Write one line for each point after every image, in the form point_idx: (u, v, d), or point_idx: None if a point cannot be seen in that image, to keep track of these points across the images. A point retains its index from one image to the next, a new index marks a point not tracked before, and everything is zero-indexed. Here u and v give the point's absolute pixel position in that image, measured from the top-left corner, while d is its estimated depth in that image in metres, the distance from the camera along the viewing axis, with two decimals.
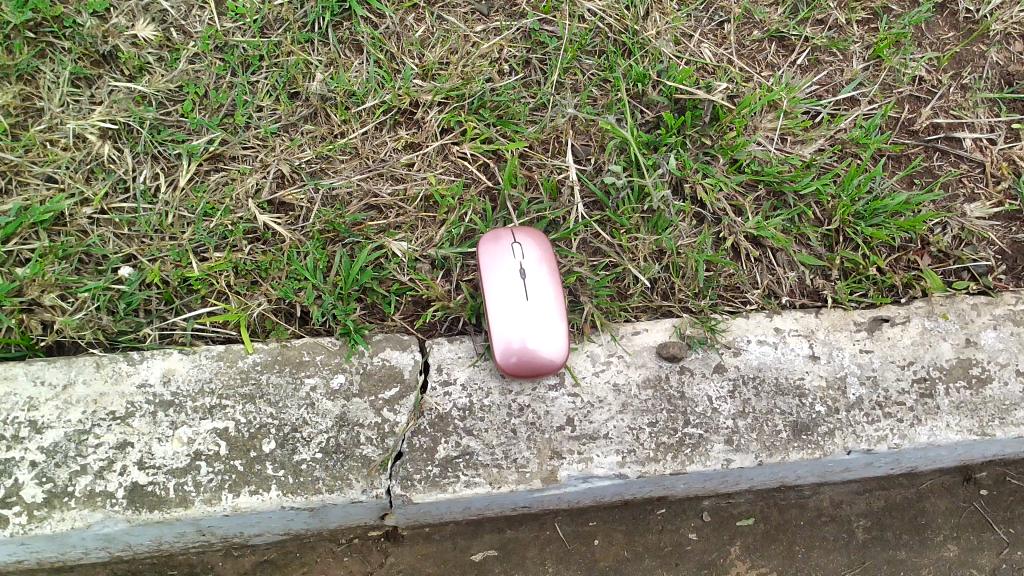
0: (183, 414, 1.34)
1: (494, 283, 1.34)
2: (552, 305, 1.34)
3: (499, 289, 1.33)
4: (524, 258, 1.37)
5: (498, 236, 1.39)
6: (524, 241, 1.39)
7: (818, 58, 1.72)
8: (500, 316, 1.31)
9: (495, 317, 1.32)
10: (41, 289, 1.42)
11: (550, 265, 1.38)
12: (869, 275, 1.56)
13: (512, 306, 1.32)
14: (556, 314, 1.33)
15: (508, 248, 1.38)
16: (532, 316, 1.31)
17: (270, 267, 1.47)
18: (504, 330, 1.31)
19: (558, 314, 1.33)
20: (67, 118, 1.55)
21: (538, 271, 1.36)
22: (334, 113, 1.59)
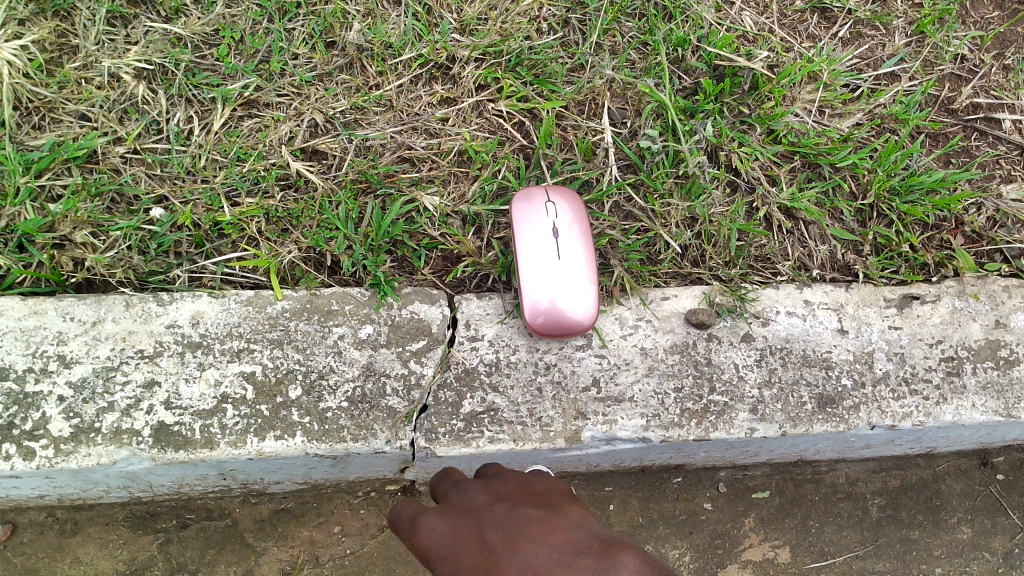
0: (211, 356, 1.35)
1: (525, 238, 1.33)
2: (584, 266, 1.33)
3: (531, 246, 1.32)
4: (558, 216, 1.36)
5: (532, 194, 1.38)
6: (558, 199, 1.38)
7: (860, 32, 1.69)
8: (530, 272, 1.31)
9: (524, 273, 1.31)
10: (74, 225, 1.42)
11: (582, 225, 1.37)
12: (902, 252, 1.54)
13: (544, 265, 1.31)
14: (585, 274, 1.33)
15: (541, 203, 1.37)
16: (561, 275, 1.31)
17: (303, 215, 1.47)
18: (532, 287, 1.30)
19: (587, 274, 1.33)
20: (102, 56, 1.54)
21: (571, 229, 1.36)
22: (371, 64, 1.57)
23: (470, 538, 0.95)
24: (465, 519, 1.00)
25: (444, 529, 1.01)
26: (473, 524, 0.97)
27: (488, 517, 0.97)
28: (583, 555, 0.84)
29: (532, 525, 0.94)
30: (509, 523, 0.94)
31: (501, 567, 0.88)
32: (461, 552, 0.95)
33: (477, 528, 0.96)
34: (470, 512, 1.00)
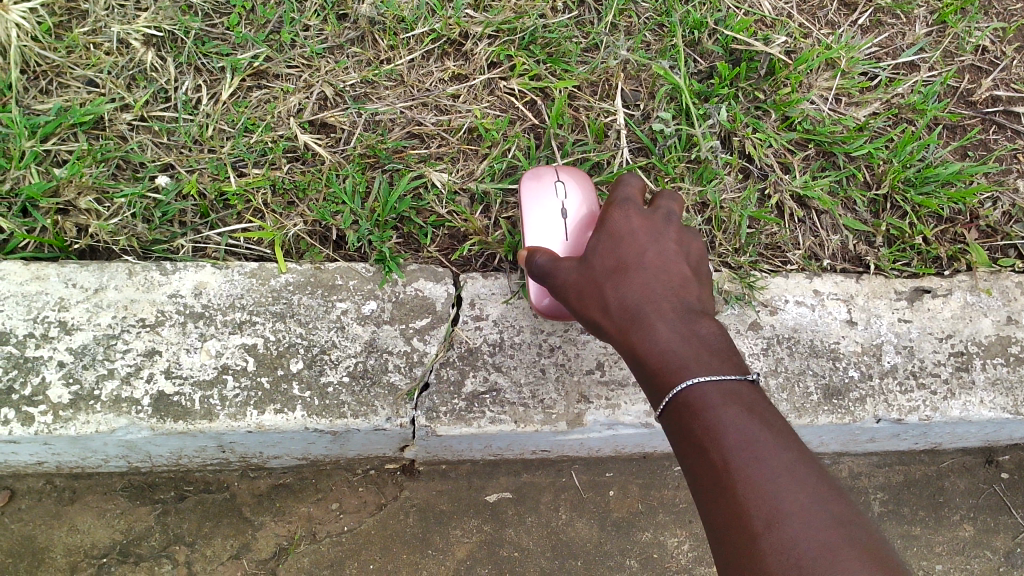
0: (212, 327, 1.33)
1: (533, 219, 1.32)
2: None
3: (540, 229, 1.31)
4: (568, 196, 1.34)
5: (541, 174, 1.36)
6: (569, 178, 1.36)
7: (880, 20, 1.65)
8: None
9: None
10: (78, 191, 1.40)
11: (593, 205, 1.35)
12: (914, 244, 1.52)
13: (553, 247, 1.29)
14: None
15: (551, 183, 1.35)
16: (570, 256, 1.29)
17: (309, 187, 1.45)
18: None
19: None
20: (112, 21, 1.51)
21: (582, 209, 1.34)
22: (382, 38, 1.55)
23: (635, 244, 1.11)
24: (646, 227, 1.13)
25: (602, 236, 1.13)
26: (649, 230, 1.13)
27: (661, 231, 1.13)
28: (693, 312, 1.03)
29: (682, 270, 1.10)
30: (667, 257, 1.10)
31: (630, 269, 1.08)
32: (603, 248, 1.12)
33: (638, 245, 1.10)
34: (648, 216, 1.15)
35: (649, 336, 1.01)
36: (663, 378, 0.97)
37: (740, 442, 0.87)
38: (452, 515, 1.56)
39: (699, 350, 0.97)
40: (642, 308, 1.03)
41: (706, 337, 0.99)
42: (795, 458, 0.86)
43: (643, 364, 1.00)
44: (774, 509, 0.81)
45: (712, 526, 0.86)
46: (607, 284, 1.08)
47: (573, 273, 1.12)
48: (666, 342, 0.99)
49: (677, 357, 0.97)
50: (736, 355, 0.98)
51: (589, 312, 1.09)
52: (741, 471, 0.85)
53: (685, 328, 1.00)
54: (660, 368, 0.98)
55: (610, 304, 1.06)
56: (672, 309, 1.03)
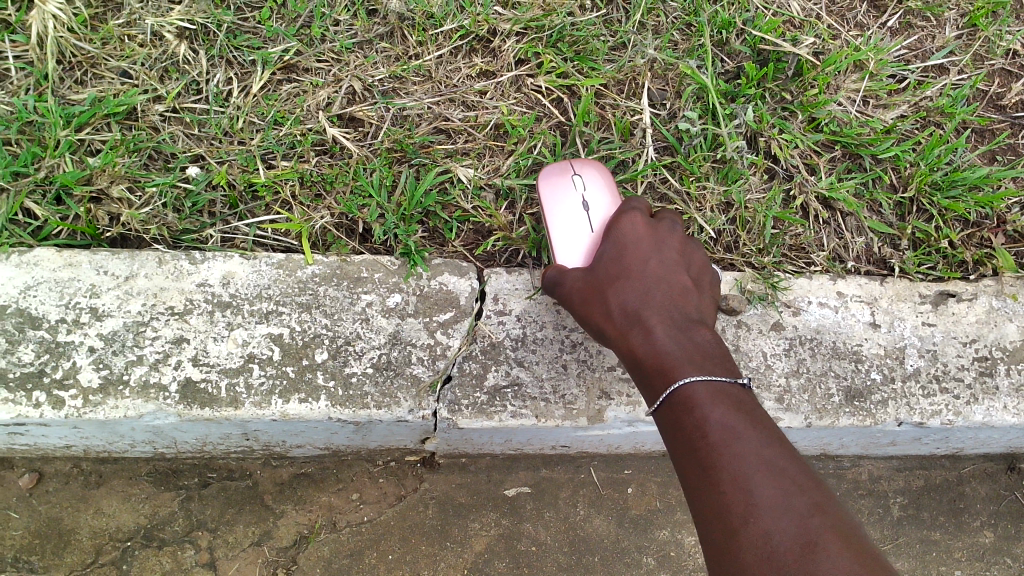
0: (239, 316, 1.35)
1: (555, 213, 1.32)
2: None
3: (562, 221, 1.32)
4: (586, 187, 1.35)
5: (560, 167, 1.37)
6: (585, 169, 1.37)
7: (909, 22, 1.64)
8: (565, 248, 1.29)
9: (558, 249, 1.30)
10: (111, 180, 1.43)
11: (613, 194, 1.36)
12: (940, 248, 1.52)
13: (577, 239, 1.30)
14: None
15: (567, 176, 1.36)
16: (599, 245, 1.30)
17: (336, 181, 1.47)
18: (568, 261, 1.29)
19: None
20: (146, 14, 1.53)
21: (602, 198, 1.35)
22: (411, 34, 1.56)
23: (638, 255, 1.21)
24: (650, 238, 1.24)
25: (607, 247, 1.24)
26: (651, 241, 1.23)
27: (663, 246, 1.23)
28: (689, 321, 1.12)
29: (683, 281, 1.20)
30: (668, 268, 1.20)
31: (633, 278, 1.19)
32: (610, 258, 1.22)
33: (640, 254, 1.21)
34: (653, 231, 1.25)
35: (648, 340, 1.10)
36: (657, 379, 1.05)
37: (725, 434, 0.94)
38: (472, 508, 1.57)
39: (694, 354, 1.06)
40: (642, 313, 1.13)
41: (701, 344, 1.08)
42: (775, 450, 0.92)
43: (640, 365, 1.09)
44: (750, 495, 0.87)
45: (697, 511, 0.92)
46: (612, 290, 1.18)
47: (581, 282, 1.22)
48: (662, 345, 1.08)
49: (673, 358, 1.05)
50: (727, 358, 1.07)
51: (592, 317, 1.18)
52: (723, 458, 0.92)
53: (681, 334, 1.10)
54: (656, 368, 1.06)
55: (613, 308, 1.16)
56: (670, 317, 1.12)
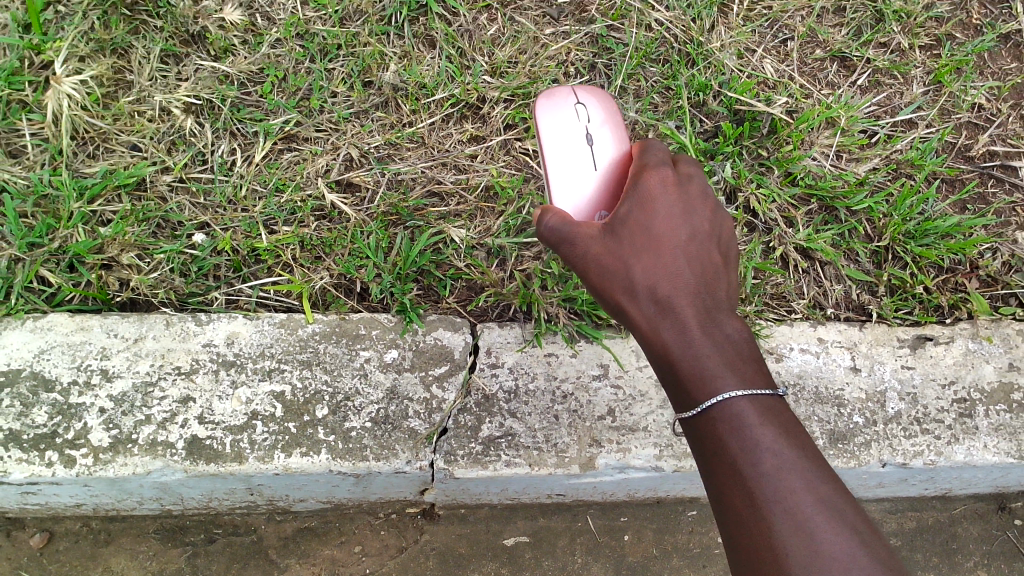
0: (243, 375, 1.41)
1: (555, 147, 1.26)
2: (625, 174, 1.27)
3: (561, 155, 1.26)
4: (589, 120, 1.29)
5: (558, 99, 1.32)
6: (588, 101, 1.32)
7: (878, 80, 1.72)
8: (564, 181, 1.24)
9: (555, 182, 1.24)
10: (121, 248, 1.50)
11: (615, 126, 1.30)
12: (916, 294, 1.58)
13: (577, 173, 1.24)
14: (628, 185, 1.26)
15: (568, 107, 1.31)
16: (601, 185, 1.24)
17: (335, 243, 1.54)
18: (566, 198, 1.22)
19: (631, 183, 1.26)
20: (155, 91, 1.62)
21: (606, 132, 1.29)
22: (405, 103, 1.64)
23: (670, 225, 1.12)
24: (680, 205, 1.15)
25: (634, 210, 1.14)
26: (683, 209, 1.15)
27: (694, 212, 1.15)
28: (723, 312, 1.08)
29: (713, 258, 1.13)
30: (698, 242, 1.13)
31: (666, 253, 1.10)
32: (635, 224, 1.13)
33: (671, 223, 1.12)
34: (681, 195, 1.16)
35: (685, 338, 1.04)
36: (696, 384, 1.02)
37: (776, 466, 0.94)
38: (472, 558, 1.61)
39: (734, 361, 1.03)
40: (677, 303, 1.06)
41: (738, 345, 1.05)
42: (827, 485, 0.93)
43: (673, 362, 1.04)
44: (811, 541, 0.88)
45: (737, 538, 0.93)
46: (639, 267, 1.09)
47: (601, 252, 1.12)
48: (702, 348, 1.03)
49: (716, 366, 1.02)
50: (759, 360, 1.05)
51: (615, 295, 1.10)
52: (774, 493, 0.92)
53: (715, 330, 1.05)
54: (695, 373, 1.02)
55: (643, 292, 1.08)
56: (706, 307, 1.07)
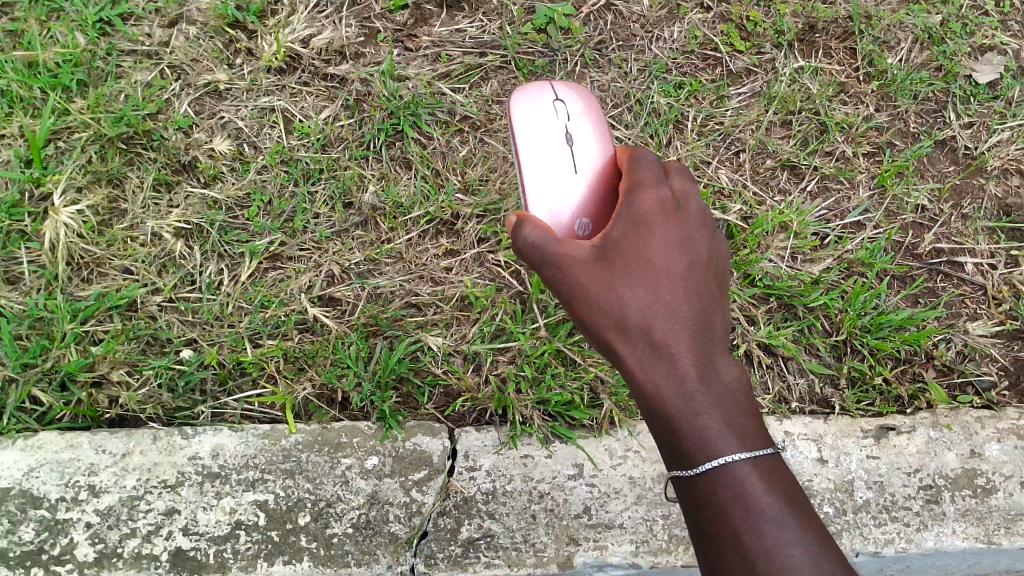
0: (228, 485, 1.46)
1: (532, 145, 1.30)
2: (602, 172, 1.29)
3: (542, 155, 1.29)
4: (568, 118, 1.33)
5: (538, 99, 1.35)
6: (569, 99, 1.36)
7: (826, 186, 1.82)
8: (545, 179, 1.26)
9: (530, 181, 1.27)
10: (111, 365, 1.58)
11: (595, 127, 1.33)
12: (875, 385, 1.65)
13: (557, 173, 1.27)
14: (605, 184, 1.28)
15: (548, 105, 1.34)
16: (576, 185, 1.27)
17: (317, 354, 1.61)
18: (540, 196, 1.25)
19: (608, 182, 1.28)
20: (147, 218, 1.71)
21: (585, 132, 1.32)
22: (383, 221, 1.73)
23: (666, 256, 1.12)
24: (677, 230, 1.15)
25: (631, 236, 1.14)
26: (680, 235, 1.15)
27: (691, 240, 1.15)
28: (715, 349, 1.10)
29: (709, 289, 1.14)
30: (695, 272, 1.13)
31: (663, 288, 1.10)
32: (628, 252, 1.13)
33: (668, 251, 1.13)
34: (678, 222, 1.16)
35: (678, 378, 1.07)
36: (685, 426, 1.05)
37: (780, 532, 0.97)
38: None
39: (724, 405, 1.06)
40: (671, 343, 1.08)
41: (728, 387, 1.08)
42: (829, 553, 0.97)
43: (663, 402, 1.07)
44: None
45: None
46: (634, 297, 1.10)
47: (591, 280, 1.12)
48: (695, 392, 1.06)
49: (707, 411, 1.05)
50: (750, 410, 1.09)
51: (604, 327, 1.11)
52: (781, 561, 0.95)
53: (709, 374, 1.08)
54: (687, 417, 1.05)
55: (636, 327, 1.09)
56: (700, 346, 1.09)
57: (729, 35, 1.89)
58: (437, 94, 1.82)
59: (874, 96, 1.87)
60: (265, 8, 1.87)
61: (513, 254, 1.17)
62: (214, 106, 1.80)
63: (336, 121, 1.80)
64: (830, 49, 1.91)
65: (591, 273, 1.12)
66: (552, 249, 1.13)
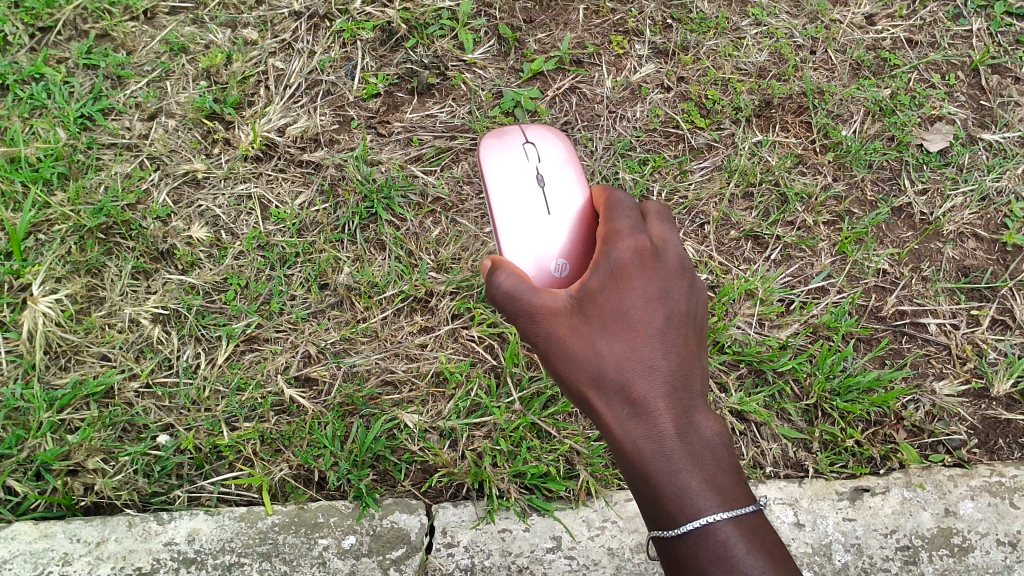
0: (203, 571, 1.49)
1: (504, 190, 1.34)
2: (573, 211, 1.33)
3: (515, 201, 1.33)
4: (538, 161, 1.37)
5: (508, 146, 1.39)
6: (538, 142, 1.40)
7: (789, 254, 1.87)
8: (521, 224, 1.30)
9: (503, 225, 1.31)
10: (87, 453, 1.59)
11: (567, 168, 1.38)
12: (848, 447, 1.68)
13: (532, 218, 1.31)
14: (577, 223, 1.32)
15: (518, 149, 1.39)
16: (548, 228, 1.31)
17: (294, 436, 1.63)
18: (514, 240, 1.29)
19: (580, 220, 1.32)
20: (125, 304, 1.74)
21: (555, 173, 1.36)
22: (359, 301, 1.76)
23: (644, 311, 1.12)
24: (656, 282, 1.15)
25: (609, 290, 1.14)
26: (659, 288, 1.15)
27: (669, 293, 1.15)
28: (694, 404, 1.11)
29: (688, 341, 1.14)
30: (674, 326, 1.13)
31: (640, 344, 1.11)
32: (606, 306, 1.13)
33: (646, 304, 1.13)
34: (656, 275, 1.15)
35: (656, 435, 1.07)
36: (664, 484, 1.05)
37: None
38: None
39: (703, 462, 1.07)
40: (650, 399, 1.08)
41: (709, 443, 1.09)
42: None
43: (641, 458, 1.08)
44: None
45: None
46: (612, 353, 1.11)
47: (568, 334, 1.12)
48: (674, 449, 1.06)
49: (686, 469, 1.06)
50: (731, 465, 1.09)
51: (581, 382, 1.12)
52: None
53: (689, 430, 1.08)
54: (665, 475, 1.06)
55: (613, 382, 1.10)
56: (678, 402, 1.09)
57: (690, 113, 1.96)
58: (410, 176, 1.88)
59: (831, 166, 1.93)
60: (242, 99, 1.93)
61: (489, 303, 1.19)
62: (192, 195, 1.85)
63: (312, 205, 1.85)
64: (787, 124, 1.97)
65: (568, 327, 1.13)
66: (528, 301, 1.14)
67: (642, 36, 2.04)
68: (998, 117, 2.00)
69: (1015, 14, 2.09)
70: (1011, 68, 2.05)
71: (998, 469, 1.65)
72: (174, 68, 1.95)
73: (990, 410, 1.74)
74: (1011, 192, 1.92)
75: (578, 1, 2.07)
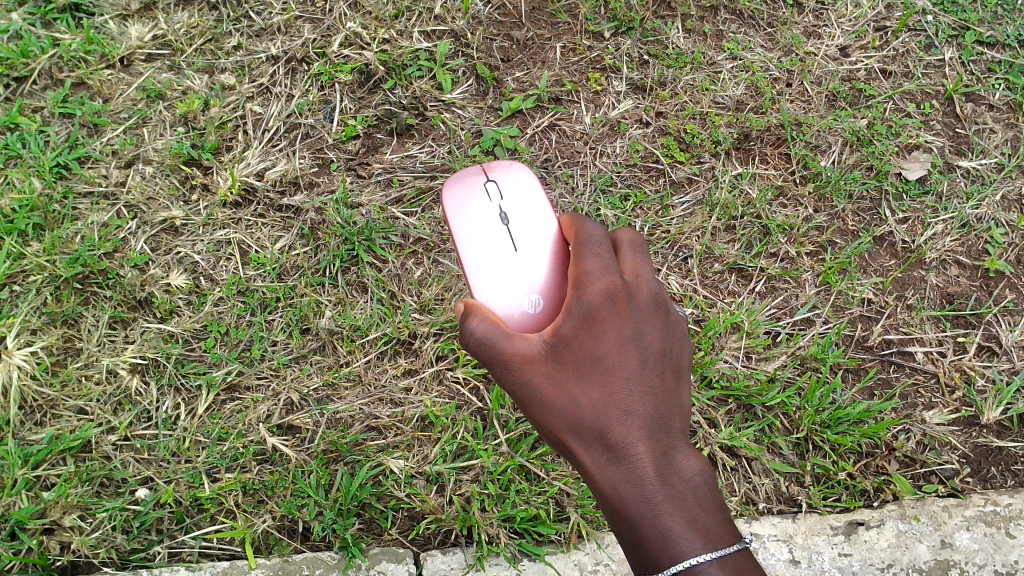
0: None
1: (469, 238, 1.33)
2: (541, 244, 1.31)
3: (484, 244, 1.32)
4: (501, 199, 1.36)
5: (469, 190, 1.38)
6: (500, 179, 1.39)
7: (773, 286, 1.86)
8: (490, 266, 1.29)
9: (474, 267, 1.30)
10: (63, 510, 1.56)
11: (531, 202, 1.36)
12: (840, 480, 1.67)
13: (502, 258, 1.30)
14: (539, 253, 1.30)
15: (480, 190, 1.37)
16: (519, 265, 1.29)
17: (277, 486, 1.60)
18: (484, 281, 1.28)
19: (548, 254, 1.30)
20: (102, 355, 1.71)
21: (520, 209, 1.35)
22: (341, 345, 1.73)
23: (618, 354, 1.10)
24: (629, 323, 1.12)
25: (581, 333, 1.11)
26: (632, 328, 1.12)
27: (642, 334, 1.12)
28: (674, 445, 1.09)
29: (665, 379, 1.12)
30: (649, 367, 1.11)
31: (616, 388, 1.08)
32: (579, 351, 1.10)
33: (620, 346, 1.10)
34: (629, 316, 1.13)
35: (636, 480, 1.05)
36: (647, 529, 1.04)
37: None
38: None
39: (685, 504, 1.05)
40: (630, 445, 1.06)
41: (690, 483, 1.07)
42: None
43: (622, 503, 1.06)
44: None
45: None
46: (588, 401, 1.08)
47: (542, 382, 1.10)
48: (655, 493, 1.05)
49: (668, 512, 1.04)
50: (714, 501, 1.08)
51: (558, 429, 1.10)
52: None
53: (669, 472, 1.06)
54: (647, 520, 1.04)
55: (591, 428, 1.08)
56: (657, 445, 1.07)
57: (669, 148, 1.97)
58: (391, 218, 1.86)
59: (812, 197, 1.93)
60: (220, 144, 1.92)
61: (463, 350, 1.16)
62: (170, 242, 1.82)
63: (292, 249, 1.83)
64: (766, 155, 1.98)
65: (541, 375, 1.10)
66: (501, 349, 1.12)
67: (619, 73, 2.05)
68: (974, 144, 2.01)
69: (985, 43, 2.11)
70: (984, 95, 2.07)
71: (992, 498, 1.64)
72: (151, 115, 1.94)
73: (981, 437, 1.73)
74: (990, 218, 1.92)
75: (555, 39, 2.07)
